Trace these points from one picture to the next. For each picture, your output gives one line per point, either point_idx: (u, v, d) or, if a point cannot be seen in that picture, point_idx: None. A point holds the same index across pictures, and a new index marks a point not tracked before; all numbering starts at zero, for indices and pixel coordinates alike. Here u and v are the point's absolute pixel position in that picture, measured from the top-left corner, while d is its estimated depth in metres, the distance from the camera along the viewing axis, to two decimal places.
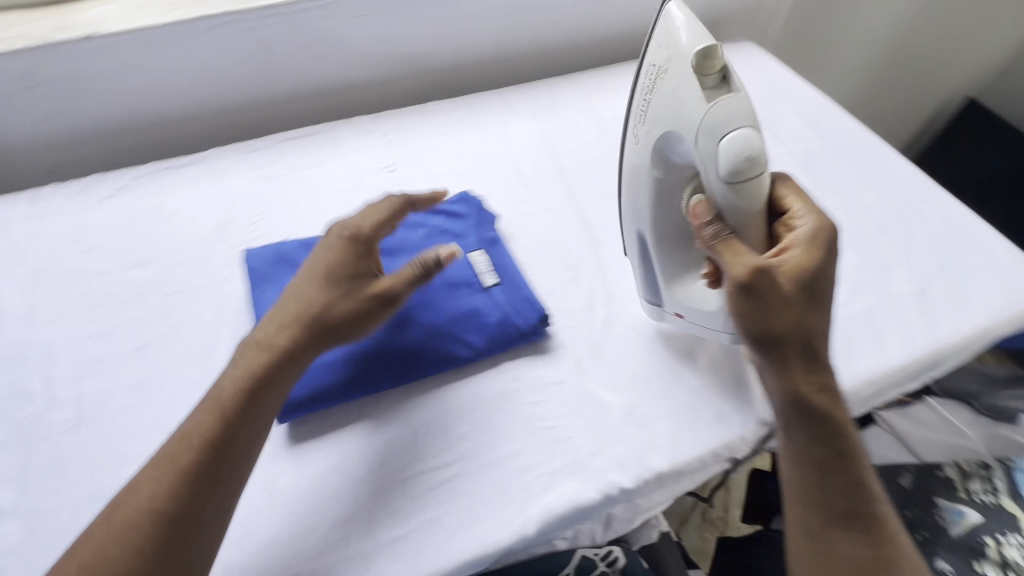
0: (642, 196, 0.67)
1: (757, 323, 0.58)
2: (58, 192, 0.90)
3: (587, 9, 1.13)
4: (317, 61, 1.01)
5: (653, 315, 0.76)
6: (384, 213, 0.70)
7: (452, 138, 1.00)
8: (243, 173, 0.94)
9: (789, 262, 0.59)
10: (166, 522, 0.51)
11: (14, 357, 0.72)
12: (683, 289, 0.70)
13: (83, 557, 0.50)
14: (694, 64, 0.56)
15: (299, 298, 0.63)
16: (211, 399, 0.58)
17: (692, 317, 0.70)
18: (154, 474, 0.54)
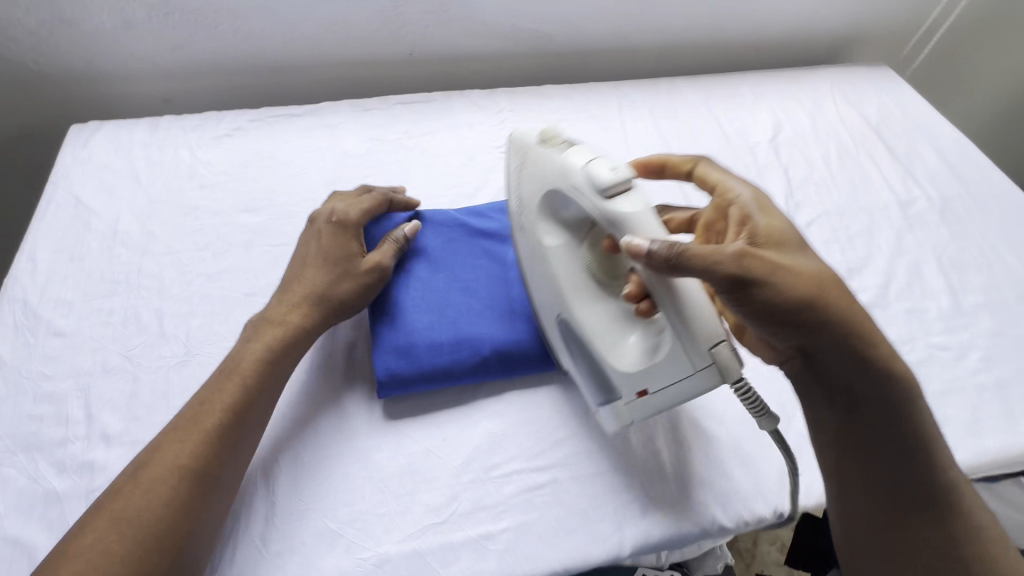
0: (552, 259, 0.62)
1: (775, 309, 0.54)
2: (175, 123, 0.90)
3: (724, 9, 1.06)
4: (440, 27, 0.97)
5: (616, 420, 0.62)
6: (375, 203, 0.72)
7: (566, 127, 0.97)
8: (356, 131, 0.92)
9: (773, 230, 0.58)
10: (192, 478, 0.48)
11: (128, 284, 0.73)
12: (626, 360, 0.57)
13: (108, 517, 0.45)
14: (539, 141, 0.63)
15: (299, 276, 0.64)
16: (231, 371, 0.55)
17: (653, 390, 0.56)
18: (179, 436, 0.50)
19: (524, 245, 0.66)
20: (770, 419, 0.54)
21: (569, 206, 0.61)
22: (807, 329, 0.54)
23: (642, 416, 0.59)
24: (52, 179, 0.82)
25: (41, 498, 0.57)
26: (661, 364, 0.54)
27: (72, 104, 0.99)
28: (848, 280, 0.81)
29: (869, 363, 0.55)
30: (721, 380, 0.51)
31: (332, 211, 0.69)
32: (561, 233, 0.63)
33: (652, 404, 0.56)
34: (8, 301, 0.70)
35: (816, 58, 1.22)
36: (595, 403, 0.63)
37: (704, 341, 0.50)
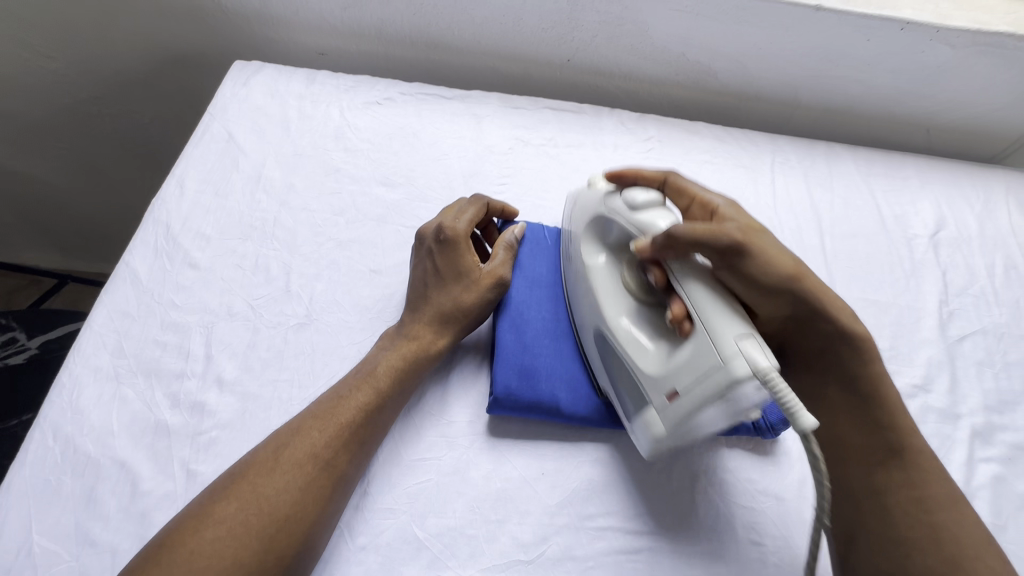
0: (597, 275, 0.63)
1: (757, 283, 0.53)
2: (331, 80, 0.90)
3: (910, 83, 0.98)
4: (606, 41, 0.94)
5: (648, 438, 0.54)
6: (481, 208, 0.70)
7: (713, 171, 0.91)
8: (502, 127, 0.90)
9: (746, 220, 0.57)
10: (326, 471, 0.51)
11: (262, 232, 0.73)
12: (656, 363, 0.54)
13: (251, 482, 0.49)
14: (580, 191, 0.69)
15: (422, 289, 0.65)
16: (366, 375, 0.58)
17: (681, 388, 0.50)
18: (318, 425, 0.53)
19: (573, 268, 0.67)
20: (804, 417, 0.44)
21: (616, 231, 0.62)
22: (790, 297, 0.55)
23: (674, 427, 0.51)
24: (210, 110, 0.83)
25: (151, 427, 0.58)
26: (691, 361, 0.49)
27: (238, 40, 1.02)
28: (999, 412, 0.73)
29: (839, 334, 0.57)
30: (749, 372, 0.45)
31: (441, 226, 0.67)
32: (608, 253, 0.64)
33: (681, 407, 0.50)
34: (152, 222, 0.71)
35: (990, 154, 1.12)
36: (629, 421, 0.58)
37: (731, 331, 0.47)
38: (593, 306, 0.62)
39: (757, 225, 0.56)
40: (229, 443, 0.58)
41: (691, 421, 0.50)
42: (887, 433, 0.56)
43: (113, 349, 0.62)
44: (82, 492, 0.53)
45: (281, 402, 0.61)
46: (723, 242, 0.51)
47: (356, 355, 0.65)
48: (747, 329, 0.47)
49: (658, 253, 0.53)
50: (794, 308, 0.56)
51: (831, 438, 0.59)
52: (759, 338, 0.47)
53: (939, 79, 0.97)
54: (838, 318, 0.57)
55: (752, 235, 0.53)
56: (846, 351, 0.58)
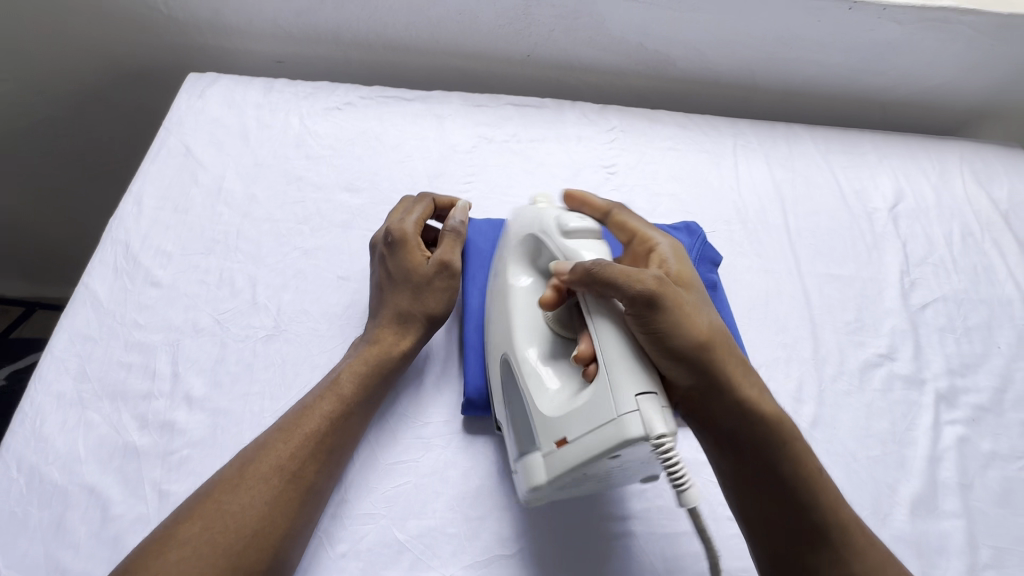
0: (514, 294, 0.61)
1: (667, 348, 0.50)
2: (288, 88, 0.89)
3: (862, 61, 1.00)
4: (564, 33, 0.95)
5: (529, 483, 0.52)
6: (418, 204, 0.70)
7: (676, 157, 0.93)
8: (464, 126, 0.90)
9: (680, 268, 0.57)
10: (293, 483, 0.51)
11: (226, 246, 0.72)
12: (553, 404, 0.52)
13: (217, 502, 0.48)
14: (518, 213, 0.66)
15: (377, 294, 0.66)
16: (330, 385, 0.58)
17: (572, 437, 0.48)
18: (283, 437, 0.53)
19: (495, 288, 0.65)
20: (687, 493, 0.45)
21: (544, 254, 0.61)
22: (697, 369, 0.51)
23: (557, 473, 0.49)
24: (166, 124, 0.82)
25: (119, 450, 0.57)
26: (588, 408, 0.48)
27: (193, 53, 1.00)
28: (961, 375, 0.76)
29: (748, 410, 0.52)
30: (644, 433, 0.45)
31: (388, 230, 0.67)
32: (532, 273, 0.62)
33: (571, 456, 0.48)
34: (111, 241, 0.70)
35: (945, 126, 1.14)
36: (513, 459, 0.56)
37: (633, 386, 0.47)
38: (505, 332, 0.60)
39: (684, 279, 0.56)
40: (201, 460, 0.57)
41: (579, 470, 0.48)
42: (810, 515, 0.51)
43: (76, 374, 0.60)
44: (51, 520, 0.52)
45: (253, 415, 0.60)
46: (639, 289, 0.49)
47: (327, 364, 0.65)
48: (653, 390, 0.47)
49: (576, 282, 0.52)
50: (702, 382, 0.52)
51: (755, 518, 0.52)
52: (662, 399, 0.47)
53: (888, 56, 0.99)
54: (751, 396, 0.53)
55: (672, 289, 0.52)
56: (758, 428, 0.52)
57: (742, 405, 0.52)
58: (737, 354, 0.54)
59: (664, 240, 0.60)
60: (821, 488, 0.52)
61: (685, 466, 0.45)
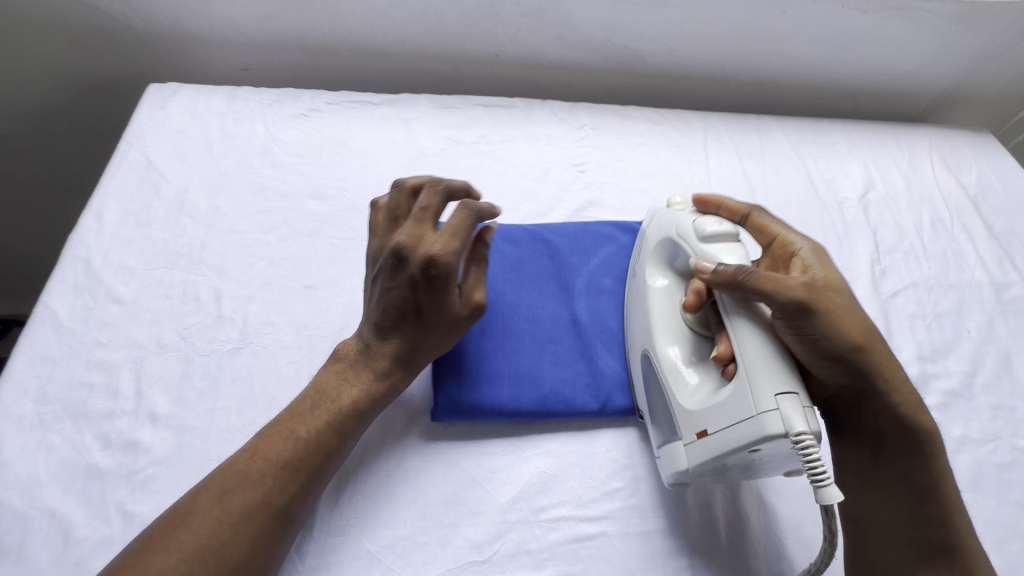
0: (652, 295, 0.63)
1: (816, 353, 0.53)
2: (252, 95, 0.88)
3: (830, 51, 1.00)
4: (531, 32, 0.94)
5: (672, 466, 0.57)
6: (459, 227, 0.57)
7: (646, 153, 0.92)
8: (432, 129, 0.89)
9: (825, 273, 0.57)
10: (278, 518, 0.50)
11: (190, 259, 0.71)
12: (693, 399, 0.55)
13: (196, 535, 0.47)
14: (660, 210, 0.67)
15: (387, 325, 0.58)
16: (327, 413, 0.55)
17: (713, 430, 0.52)
18: (273, 470, 0.51)
19: (636, 285, 0.68)
20: (829, 489, 0.46)
21: (682, 254, 0.62)
22: (847, 372, 0.54)
23: (698, 463, 0.54)
24: (126, 137, 0.81)
25: (82, 472, 0.56)
26: (727, 406, 0.51)
27: (156, 62, 0.99)
28: (932, 361, 0.76)
29: (895, 417, 0.56)
30: (782, 431, 0.47)
31: (429, 256, 0.56)
32: (670, 275, 0.64)
33: (708, 447, 0.52)
34: (71, 259, 0.68)
35: (915, 113, 1.15)
36: (657, 446, 0.61)
37: (771, 386, 0.49)
38: (645, 330, 0.63)
39: (835, 282, 0.56)
40: (166, 478, 0.56)
41: (717, 461, 0.52)
42: (936, 526, 0.54)
43: (35, 396, 0.59)
44: (11, 547, 0.51)
45: (220, 430, 0.59)
46: (790, 297, 0.52)
47: (296, 375, 0.64)
48: (796, 392, 0.49)
49: (716, 284, 0.54)
50: (850, 383, 0.55)
51: (869, 518, 0.57)
52: (804, 400, 0.49)
53: (855, 45, 1.00)
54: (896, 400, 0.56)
55: (822, 293, 0.54)
56: (902, 436, 0.56)
57: (893, 411, 0.56)
58: (888, 363, 0.56)
59: (803, 241, 0.59)
60: (948, 496, 0.55)
61: (825, 462, 0.46)
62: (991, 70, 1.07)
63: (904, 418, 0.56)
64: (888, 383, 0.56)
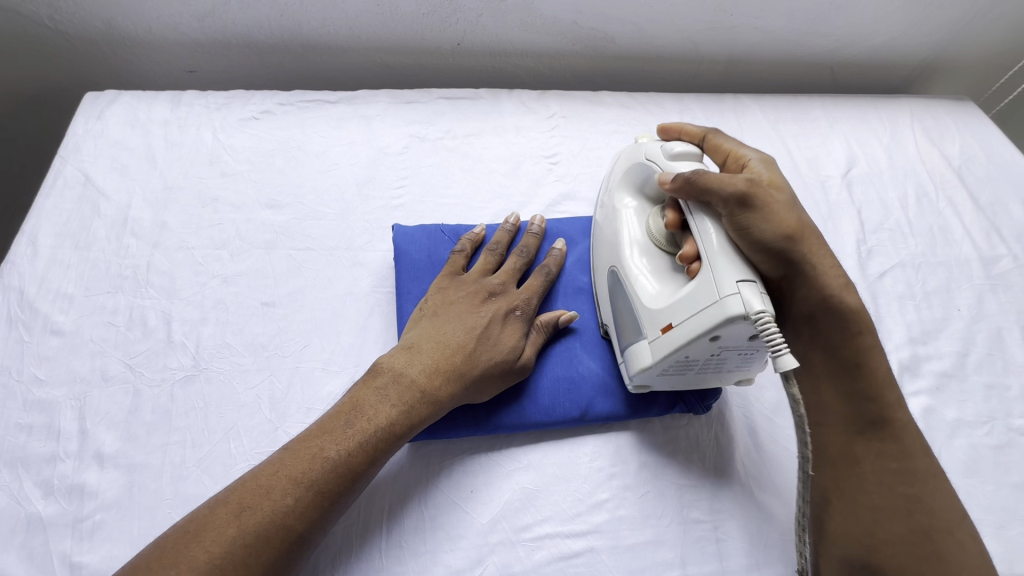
0: (618, 214, 0.63)
1: (759, 244, 0.53)
2: (198, 99, 0.82)
3: (806, 23, 0.97)
4: (494, 17, 0.89)
5: (636, 366, 0.57)
6: (541, 288, 0.65)
7: (621, 140, 0.88)
8: (393, 126, 0.84)
9: (772, 177, 0.58)
10: (293, 546, 0.46)
11: (135, 282, 0.66)
12: (658, 299, 0.55)
13: (205, 559, 0.43)
14: (623, 142, 0.69)
15: (456, 351, 0.57)
16: (369, 429, 0.51)
17: (676, 322, 0.52)
18: (295, 485, 0.47)
19: (601, 215, 0.67)
20: (784, 358, 0.46)
21: (648, 177, 0.62)
22: (789, 262, 0.55)
23: (661, 356, 0.54)
24: (61, 152, 0.75)
25: (23, 523, 0.51)
26: (691, 296, 0.52)
27: (95, 68, 0.92)
28: (923, 342, 0.74)
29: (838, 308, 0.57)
30: (743, 313, 0.48)
31: (519, 304, 0.62)
32: (638, 199, 0.64)
33: (673, 339, 0.52)
34: (2, 289, 0.63)
35: (894, 84, 1.12)
36: (623, 354, 0.60)
37: (734, 273, 0.49)
38: (610, 246, 0.63)
39: (777, 184, 0.57)
40: (116, 524, 0.52)
41: (679, 352, 0.52)
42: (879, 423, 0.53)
43: None
44: None
45: (174, 467, 0.55)
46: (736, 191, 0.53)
47: (255, 402, 0.59)
48: (753, 279, 0.49)
49: (676, 189, 0.56)
50: (791, 274, 0.56)
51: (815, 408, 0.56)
52: (761, 287, 0.49)
53: (831, 16, 0.96)
54: (836, 290, 0.56)
55: (764, 190, 0.55)
56: (841, 325, 0.57)
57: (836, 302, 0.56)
58: (826, 255, 0.57)
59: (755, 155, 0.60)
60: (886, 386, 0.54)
61: (781, 337, 0.47)
62: (970, 37, 1.04)
63: (833, 305, 0.57)
64: (816, 270, 0.56)
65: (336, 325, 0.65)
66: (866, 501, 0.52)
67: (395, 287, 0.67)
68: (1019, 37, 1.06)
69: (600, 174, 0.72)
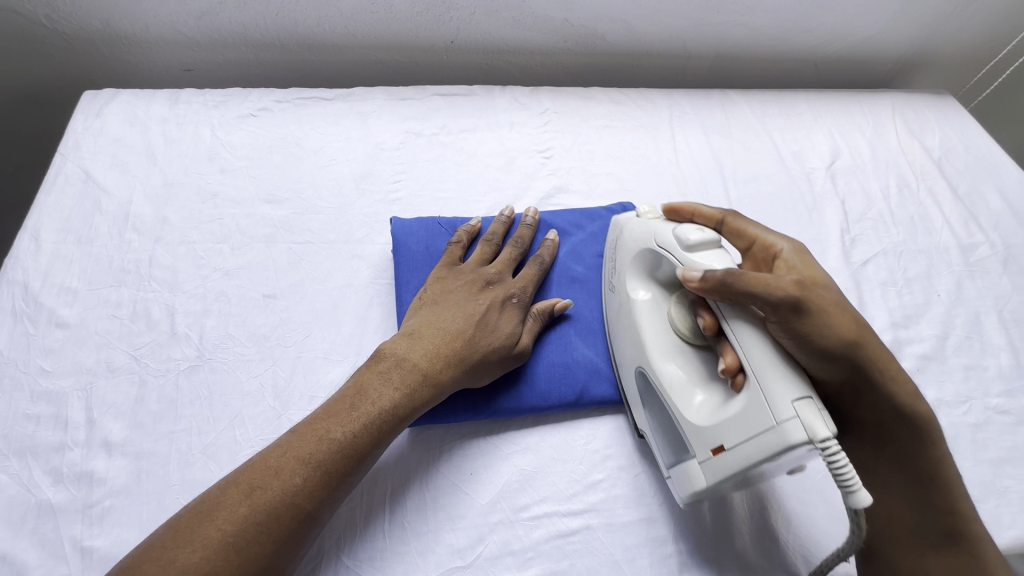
0: (637, 309, 0.61)
1: (815, 350, 0.49)
2: (196, 97, 0.83)
3: (790, 20, 0.99)
4: (486, 15, 0.91)
5: (685, 487, 0.53)
6: (536, 277, 0.67)
7: (612, 135, 0.90)
8: (389, 122, 0.85)
9: (811, 270, 0.54)
10: (302, 523, 0.47)
11: (138, 275, 0.67)
12: (703, 414, 0.53)
13: (219, 534, 0.44)
14: (628, 220, 0.66)
15: (456, 337, 0.59)
16: (372, 410, 0.53)
17: (730, 445, 0.49)
18: (303, 465, 0.49)
19: (615, 304, 0.65)
20: (858, 493, 0.44)
21: (665, 265, 0.60)
22: (851, 365, 0.51)
23: (716, 480, 0.50)
24: (61, 149, 0.76)
25: (34, 510, 0.53)
26: (741, 416, 0.49)
27: (92, 67, 0.93)
28: (904, 327, 0.77)
29: (902, 408, 0.54)
30: (806, 438, 0.45)
31: (516, 292, 0.65)
32: (651, 288, 0.62)
33: (728, 464, 0.49)
34: (7, 284, 0.64)
35: (876, 78, 1.15)
36: (666, 466, 0.57)
37: (789, 392, 0.46)
38: (635, 345, 0.60)
39: (821, 278, 0.53)
40: (125, 509, 0.53)
41: (737, 477, 0.49)
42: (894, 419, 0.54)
43: None
44: None
45: (181, 453, 0.57)
46: (782, 296, 0.49)
47: (258, 391, 0.61)
48: (809, 394, 0.47)
49: (707, 290, 0.52)
50: (853, 377, 0.52)
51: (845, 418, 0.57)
52: (819, 403, 0.47)
53: (813, 13, 0.99)
54: (899, 391, 0.53)
55: (812, 290, 0.51)
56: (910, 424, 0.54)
57: (897, 400, 0.53)
58: (886, 351, 0.53)
59: (783, 241, 0.56)
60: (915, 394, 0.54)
61: (854, 470, 0.44)
62: (948, 32, 1.08)
63: (901, 408, 0.54)
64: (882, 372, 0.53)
65: (336, 316, 0.67)
66: (887, 477, 0.56)
67: (394, 278, 0.69)
68: (994, 32, 1.10)
69: (607, 254, 0.69)
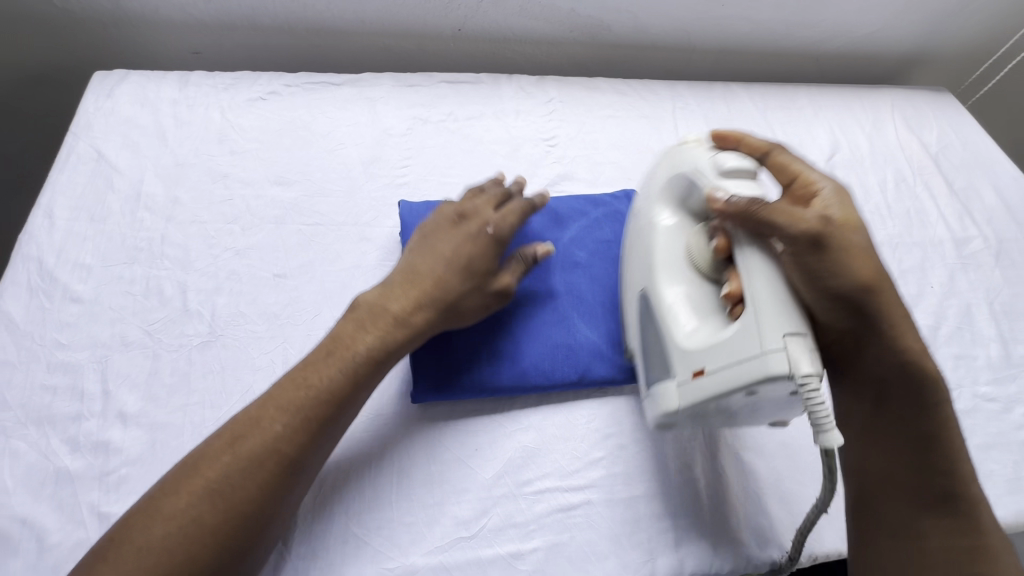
0: (653, 238, 0.61)
1: (825, 291, 0.50)
2: (206, 80, 0.84)
3: (793, 15, 1.01)
4: (494, 4, 0.92)
5: (660, 406, 0.56)
6: (519, 210, 0.64)
7: (617, 125, 0.92)
8: (396, 108, 0.86)
9: (847, 212, 0.53)
10: (284, 466, 0.49)
11: (150, 253, 0.68)
12: (695, 339, 0.54)
13: (205, 482, 0.47)
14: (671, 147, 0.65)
15: (424, 280, 0.59)
16: (340, 355, 0.55)
17: (711, 368, 0.51)
18: (281, 414, 0.51)
19: (635, 227, 0.66)
20: (829, 434, 0.46)
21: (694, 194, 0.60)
22: (853, 312, 0.51)
23: (689, 400, 0.53)
24: (73, 128, 0.76)
25: (52, 476, 0.54)
26: (731, 343, 0.50)
27: (101, 48, 0.94)
28: None
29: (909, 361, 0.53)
30: (787, 371, 0.47)
31: (489, 223, 0.63)
32: (677, 214, 0.62)
33: (706, 387, 0.51)
34: (22, 259, 0.65)
35: (876, 75, 1.16)
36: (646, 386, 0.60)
37: (779, 326, 0.48)
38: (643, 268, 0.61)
39: (853, 220, 0.53)
40: (141, 477, 0.55)
41: (712, 400, 0.52)
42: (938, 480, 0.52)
43: None
44: None
45: (194, 425, 0.58)
46: (803, 229, 0.50)
47: (270, 366, 0.62)
48: (801, 332, 0.48)
49: (728, 215, 0.52)
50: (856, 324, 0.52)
51: (876, 468, 0.54)
52: (810, 342, 0.48)
53: (815, 9, 1.00)
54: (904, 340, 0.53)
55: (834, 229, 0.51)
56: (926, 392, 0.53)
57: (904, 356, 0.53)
58: (899, 303, 0.54)
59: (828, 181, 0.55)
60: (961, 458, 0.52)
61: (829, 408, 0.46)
62: (948, 29, 1.09)
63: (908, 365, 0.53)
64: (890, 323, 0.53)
65: (345, 296, 0.68)
66: (928, 546, 0.51)
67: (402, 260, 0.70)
68: (993, 31, 1.11)
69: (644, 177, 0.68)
